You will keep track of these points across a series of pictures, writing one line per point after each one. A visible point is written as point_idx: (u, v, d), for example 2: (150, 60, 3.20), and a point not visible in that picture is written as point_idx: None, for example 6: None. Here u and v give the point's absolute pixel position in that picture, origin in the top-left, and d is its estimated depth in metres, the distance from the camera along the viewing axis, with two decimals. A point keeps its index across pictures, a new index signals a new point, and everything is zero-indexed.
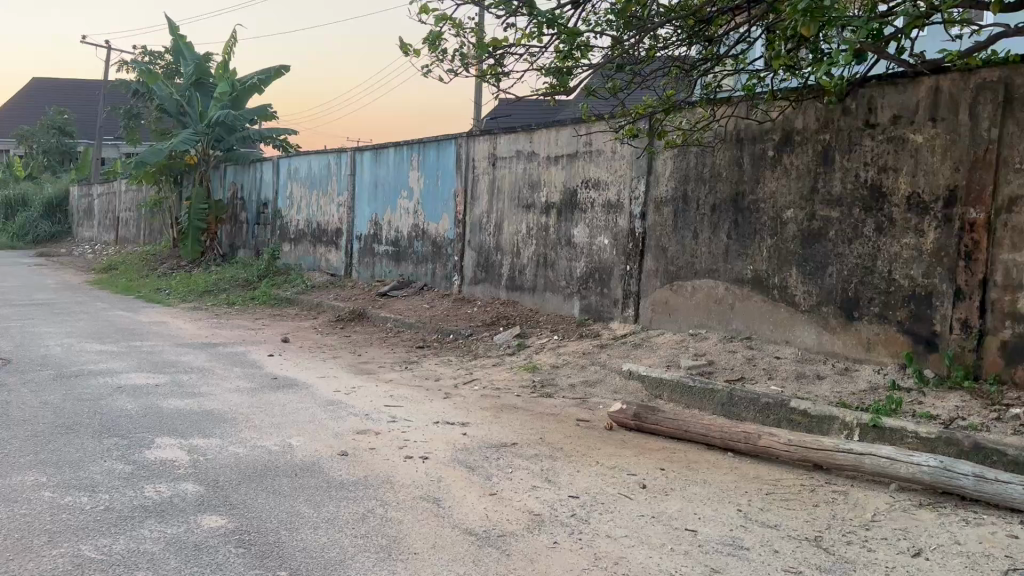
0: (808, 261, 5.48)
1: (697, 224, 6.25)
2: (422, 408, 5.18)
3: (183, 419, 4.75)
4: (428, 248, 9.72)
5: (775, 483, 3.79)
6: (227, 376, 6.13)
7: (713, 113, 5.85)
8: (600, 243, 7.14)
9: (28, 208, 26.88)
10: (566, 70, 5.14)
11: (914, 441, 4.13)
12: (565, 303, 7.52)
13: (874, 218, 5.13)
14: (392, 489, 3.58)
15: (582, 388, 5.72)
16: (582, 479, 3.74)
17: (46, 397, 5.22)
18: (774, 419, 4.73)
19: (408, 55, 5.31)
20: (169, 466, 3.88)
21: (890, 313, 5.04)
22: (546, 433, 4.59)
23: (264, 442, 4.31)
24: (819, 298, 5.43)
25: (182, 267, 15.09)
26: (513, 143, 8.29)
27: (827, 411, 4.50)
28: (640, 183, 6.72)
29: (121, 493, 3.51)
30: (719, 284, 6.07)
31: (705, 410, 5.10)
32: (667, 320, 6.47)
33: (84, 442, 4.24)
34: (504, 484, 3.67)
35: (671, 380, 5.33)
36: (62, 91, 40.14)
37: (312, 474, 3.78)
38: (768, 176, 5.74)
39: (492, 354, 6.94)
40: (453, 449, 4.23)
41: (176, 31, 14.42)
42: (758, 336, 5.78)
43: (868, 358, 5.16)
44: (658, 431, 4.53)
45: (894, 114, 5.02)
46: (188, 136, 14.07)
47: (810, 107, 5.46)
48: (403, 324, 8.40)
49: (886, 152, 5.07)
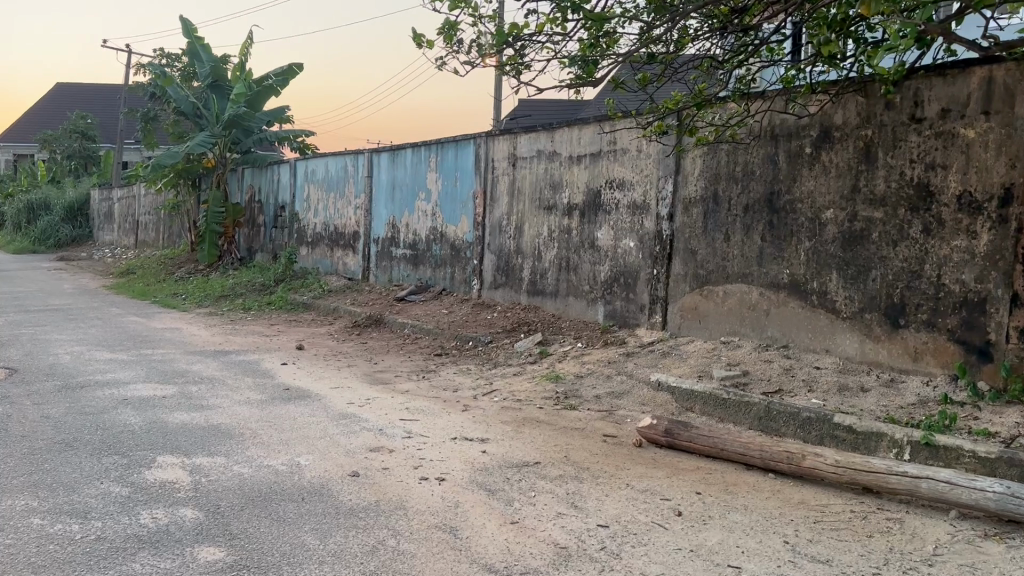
0: (849, 265, 5.15)
1: (728, 225, 5.93)
2: (439, 422, 4.91)
3: (188, 436, 4.51)
4: (446, 251, 9.45)
5: (823, 509, 3.47)
6: (237, 387, 5.89)
7: (747, 107, 5.53)
8: (625, 245, 6.84)
9: (50, 212, 26.97)
10: (592, 59, 4.81)
11: (972, 461, 3.79)
12: (588, 308, 7.23)
13: (921, 219, 4.79)
14: (405, 516, 3.31)
15: (608, 400, 5.42)
16: (612, 505, 3.45)
17: (47, 410, 5.01)
18: (816, 435, 4.41)
19: (421, 46, 5.01)
20: (168, 488, 3.64)
21: (939, 320, 4.70)
22: (570, 450, 4.30)
23: (271, 461, 4.05)
24: (861, 305, 5.09)
25: (199, 271, 14.96)
26: (533, 142, 8.01)
27: (874, 427, 4.16)
28: (667, 183, 6.41)
29: (115, 520, 3.26)
30: (752, 288, 5.75)
31: (741, 425, 4.78)
32: (697, 327, 6.15)
33: (81, 461, 4.01)
34: (526, 511, 3.38)
35: (703, 392, 5.02)
36: (84, 95, 40.39)
37: (319, 499, 3.51)
38: (805, 175, 5.41)
39: (513, 363, 6.66)
40: (472, 469, 3.96)
41: (191, 32, 14.29)
42: (795, 345, 5.45)
43: (915, 369, 4.81)
44: (691, 449, 4.23)
45: (942, 107, 4.68)
46: (204, 139, 13.92)
47: (850, 101, 5.13)
48: (421, 331, 8.13)
49: (935, 148, 4.72)
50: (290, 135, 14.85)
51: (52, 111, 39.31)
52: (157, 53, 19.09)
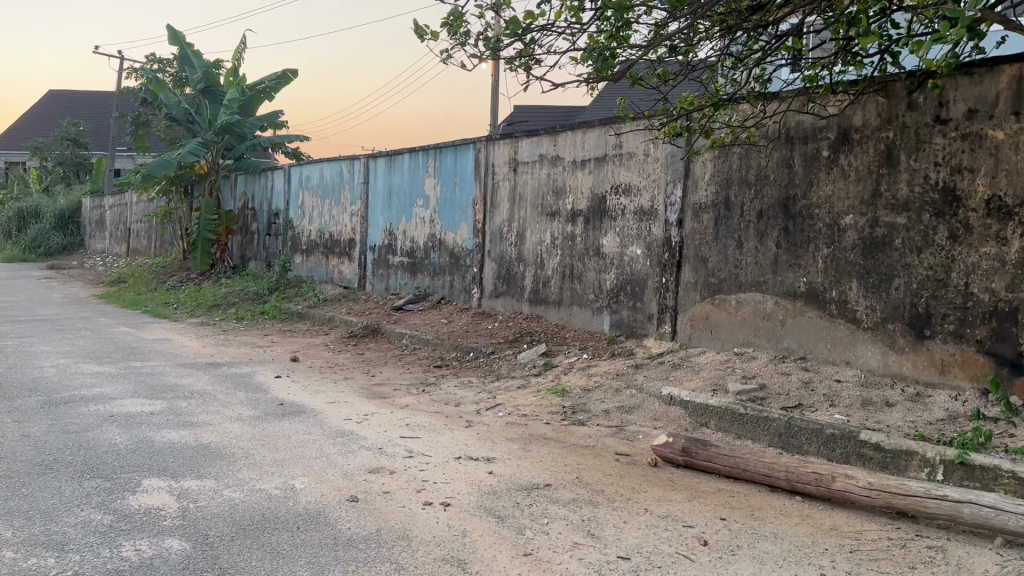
0: (871, 274, 4.93)
1: (741, 231, 5.70)
2: (442, 440, 4.65)
3: (176, 456, 4.25)
4: (445, 259, 9.21)
5: (858, 537, 3.24)
6: (229, 402, 5.62)
7: (763, 108, 5.30)
8: (631, 253, 6.61)
9: (41, 220, 26.65)
10: (608, 52, 4.57)
11: (1012, 482, 3.54)
12: (594, 318, 6.99)
13: (947, 224, 4.57)
14: (409, 548, 3.06)
15: (617, 415, 5.17)
16: (631, 534, 3.20)
17: (28, 428, 4.74)
18: (841, 454, 4.17)
19: (424, 39, 4.72)
20: (154, 516, 3.38)
21: (967, 331, 4.47)
22: (582, 471, 4.05)
23: (263, 485, 3.79)
24: (883, 315, 4.86)
25: (191, 279, 14.65)
26: (535, 147, 7.79)
27: (903, 445, 3.93)
28: (676, 188, 6.18)
29: (94, 553, 3.00)
30: (766, 298, 5.51)
31: (760, 442, 4.55)
32: (708, 337, 5.92)
33: (61, 486, 3.74)
34: (539, 541, 3.13)
35: (718, 407, 4.78)
36: (77, 101, 40.03)
37: (315, 528, 3.25)
38: (822, 179, 5.19)
39: (516, 375, 6.41)
40: (479, 493, 3.70)
41: (181, 40, 14.05)
42: (813, 357, 5.21)
43: (942, 382, 4.58)
44: (710, 469, 3.99)
45: (969, 108, 4.46)
46: (196, 145, 13.65)
47: (870, 101, 4.91)
48: (420, 341, 7.88)
49: (961, 150, 4.50)
50: (285, 140, 14.60)
51: (46, 119, 38.88)
52: (149, 58, 18.84)
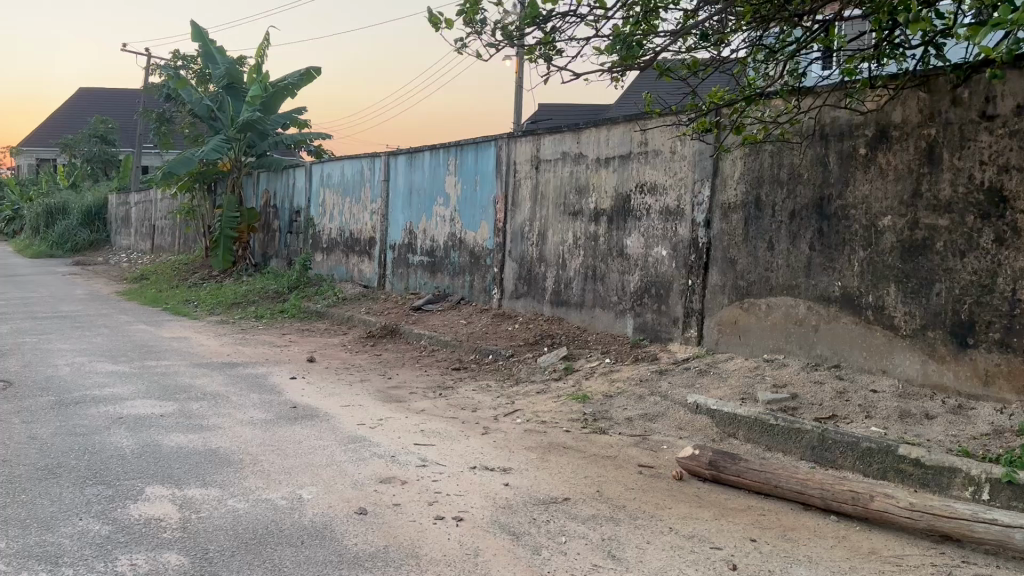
0: (910, 279, 4.67)
1: (773, 232, 5.46)
2: (457, 448, 4.47)
3: (182, 461, 4.11)
4: (465, 259, 9.04)
5: (900, 563, 3.01)
6: (241, 404, 5.50)
7: (797, 103, 5.06)
8: (656, 254, 6.39)
9: (69, 216, 26.91)
10: (635, 40, 4.35)
11: None
12: (617, 320, 6.78)
13: (993, 227, 4.30)
14: (417, 568, 2.88)
15: (641, 423, 4.96)
16: (654, 556, 3.00)
17: (35, 430, 4.63)
18: (878, 469, 3.94)
19: (438, 26, 4.54)
20: (153, 527, 3.24)
21: (1014, 340, 4.20)
22: (603, 484, 3.84)
23: (269, 495, 3.63)
24: (923, 321, 4.61)
25: (213, 277, 14.61)
26: (558, 144, 7.59)
27: (945, 461, 3.69)
28: (704, 187, 5.96)
29: (88, 567, 2.85)
30: (799, 302, 5.28)
31: (791, 454, 4.32)
32: (737, 343, 5.68)
33: (62, 493, 3.61)
34: (556, 562, 2.94)
35: (747, 416, 4.56)
36: (106, 99, 40.44)
37: (320, 544, 3.09)
38: (859, 178, 4.94)
39: (536, 380, 6.22)
40: (494, 507, 3.52)
41: (205, 37, 14.01)
42: (848, 365, 4.97)
43: (986, 394, 4.32)
44: (739, 484, 3.77)
45: (1018, 104, 4.19)
46: (218, 142, 13.58)
47: (911, 97, 4.66)
48: (438, 342, 7.70)
49: (1009, 148, 4.23)
50: (306, 138, 14.50)
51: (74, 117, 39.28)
52: (173, 56, 18.90)
